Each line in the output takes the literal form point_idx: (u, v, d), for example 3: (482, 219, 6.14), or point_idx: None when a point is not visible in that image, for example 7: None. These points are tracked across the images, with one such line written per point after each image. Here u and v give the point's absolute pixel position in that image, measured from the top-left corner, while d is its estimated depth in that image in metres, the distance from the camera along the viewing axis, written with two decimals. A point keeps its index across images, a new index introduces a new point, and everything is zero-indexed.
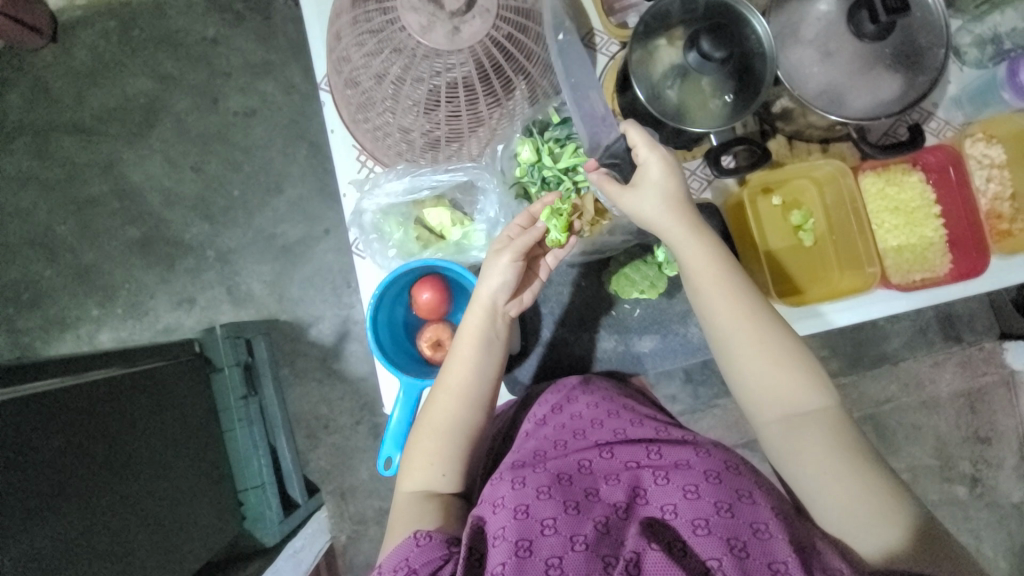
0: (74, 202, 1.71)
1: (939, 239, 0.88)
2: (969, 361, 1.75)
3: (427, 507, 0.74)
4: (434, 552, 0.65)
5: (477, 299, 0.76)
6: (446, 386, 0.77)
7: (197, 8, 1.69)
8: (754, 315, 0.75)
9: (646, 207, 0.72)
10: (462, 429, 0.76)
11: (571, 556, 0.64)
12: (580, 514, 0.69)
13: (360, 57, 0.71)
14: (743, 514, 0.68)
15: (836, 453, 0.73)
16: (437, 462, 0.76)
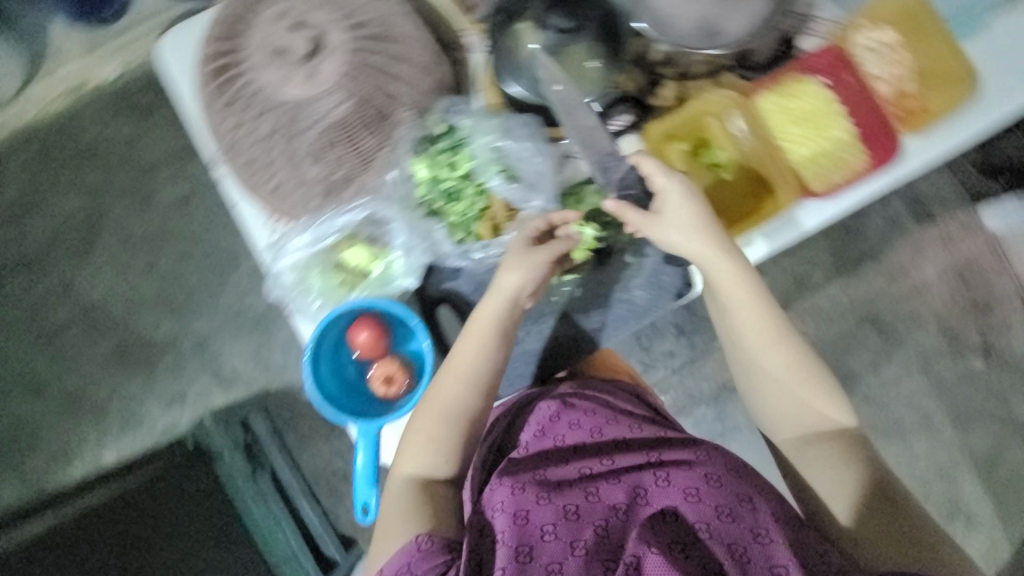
0: (46, 331, 1.70)
1: (850, 137, 0.83)
2: (948, 238, 1.57)
3: (429, 500, 0.72)
4: (435, 558, 0.65)
5: (500, 284, 0.72)
6: (455, 374, 0.73)
7: (105, 113, 1.67)
8: (781, 334, 0.79)
9: (681, 239, 0.74)
10: (474, 423, 0.74)
11: (571, 562, 0.64)
12: (581, 519, 0.68)
13: (237, 128, 0.71)
14: (743, 518, 0.68)
15: (859, 487, 0.76)
16: (438, 449, 0.73)
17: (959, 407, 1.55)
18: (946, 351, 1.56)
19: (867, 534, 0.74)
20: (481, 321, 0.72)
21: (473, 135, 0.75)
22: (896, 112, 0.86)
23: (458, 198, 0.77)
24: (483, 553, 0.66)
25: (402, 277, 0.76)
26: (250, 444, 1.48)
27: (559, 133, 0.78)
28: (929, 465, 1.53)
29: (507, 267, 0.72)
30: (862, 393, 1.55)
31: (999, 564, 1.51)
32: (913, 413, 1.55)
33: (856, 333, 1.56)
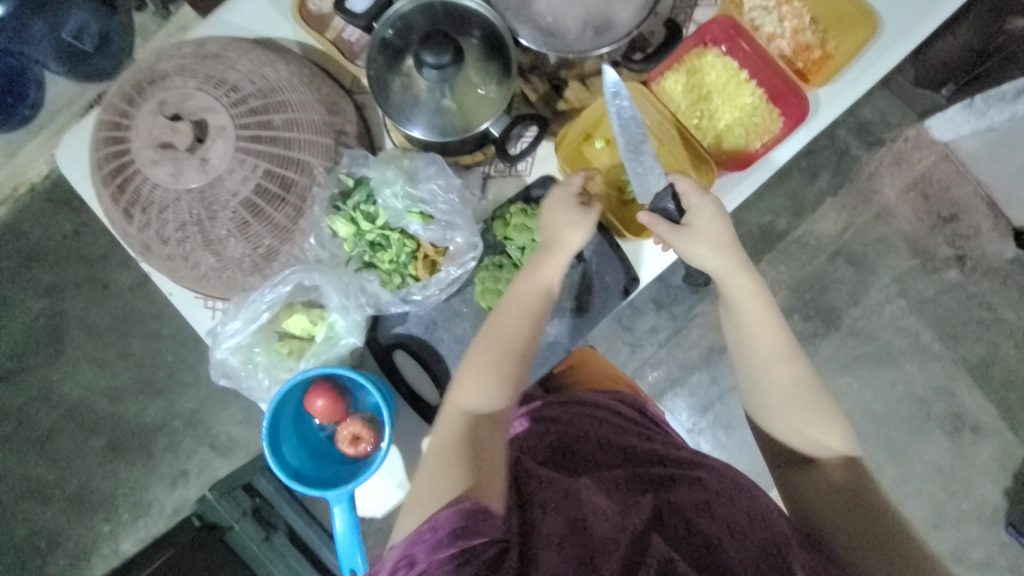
0: (32, 440, 1.59)
1: (760, 100, 0.86)
2: (901, 158, 1.57)
3: (474, 446, 0.64)
4: (481, 509, 0.56)
5: (555, 229, 0.73)
6: (517, 313, 0.72)
7: (42, 210, 1.59)
8: (789, 357, 0.76)
9: (705, 251, 0.75)
10: (520, 369, 0.71)
11: (603, 556, 0.57)
12: (607, 514, 0.62)
13: (151, 226, 0.71)
14: (757, 534, 0.64)
15: (853, 501, 0.69)
16: (491, 393, 0.69)
17: (946, 320, 1.56)
18: (921, 269, 1.56)
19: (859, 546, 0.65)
20: (541, 267, 0.73)
21: (380, 184, 0.74)
22: (801, 66, 0.90)
23: (384, 245, 0.76)
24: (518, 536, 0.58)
25: (346, 336, 0.76)
26: (259, 509, 1.42)
27: (466, 160, 0.83)
28: (925, 382, 1.55)
29: (558, 216, 0.74)
30: (847, 328, 1.56)
31: (1015, 468, 1.52)
32: (901, 336, 1.56)
33: (829, 270, 1.57)
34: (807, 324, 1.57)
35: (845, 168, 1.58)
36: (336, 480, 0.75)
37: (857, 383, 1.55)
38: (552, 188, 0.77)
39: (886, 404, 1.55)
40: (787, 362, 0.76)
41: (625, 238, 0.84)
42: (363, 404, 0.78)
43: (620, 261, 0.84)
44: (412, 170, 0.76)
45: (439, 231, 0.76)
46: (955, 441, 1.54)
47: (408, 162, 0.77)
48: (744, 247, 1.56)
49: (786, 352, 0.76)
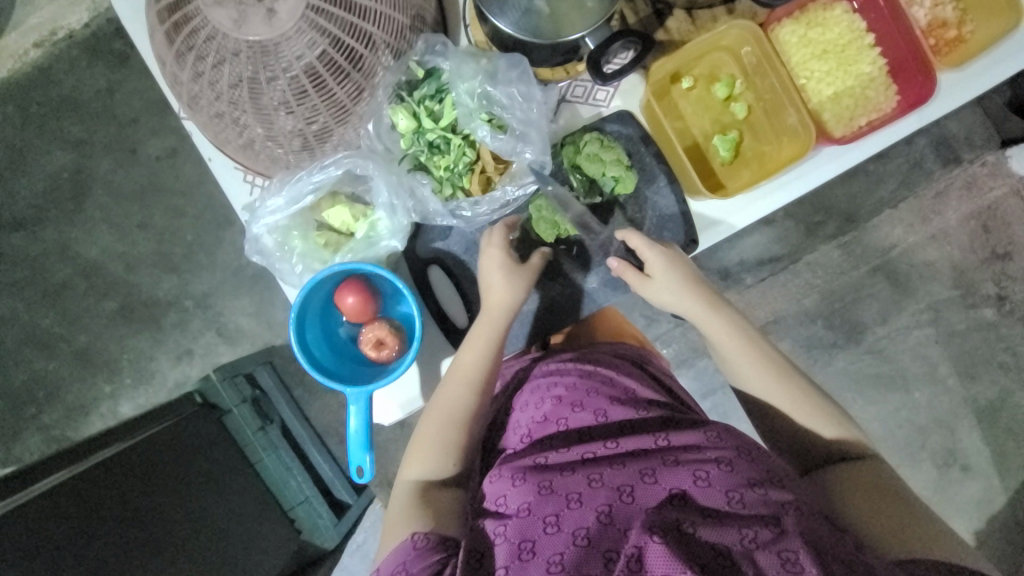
0: (44, 291, 1.58)
1: (878, 71, 0.83)
2: (974, 182, 1.42)
3: (429, 500, 0.68)
4: (429, 556, 0.58)
5: (489, 298, 0.75)
6: (456, 377, 0.74)
7: (79, 60, 1.52)
8: (773, 370, 0.75)
9: (669, 297, 0.77)
10: (467, 428, 0.72)
11: (573, 551, 0.53)
12: (584, 505, 0.57)
13: (205, 76, 0.66)
14: (753, 502, 0.57)
15: (876, 497, 0.67)
16: (436, 446, 0.71)
17: (966, 358, 1.45)
18: (959, 301, 1.44)
19: (878, 528, 0.64)
20: (478, 332, 0.75)
21: (455, 78, 0.73)
22: (933, 42, 0.83)
23: (443, 150, 0.75)
24: (485, 547, 0.58)
25: (388, 238, 0.76)
26: (258, 399, 1.46)
27: (545, 75, 0.79)
28: (928, 413, 1.45)
29: (493, 284, 0.75)
30: (867, 344, 1.45)
31: (993, 513, 1.44)
32: (919, 364, 1.45)
33: (866, 283, 1.43)
34: (828, 333, 1.44)
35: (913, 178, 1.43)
36: (354, 378, 0.76)
37: (860, 400, 1.45)
38: (482, 254, 0.77)
39: (885, 427, 1.46)
40: (774, 373, 0.75)
41: (696, 195, 0.81)
42: (395, 312, 0.78)
43: (684, 218, 0.81)
44: (493, 69, 0.74)
45: (504, 144, 0.74)
46: (942, 477, 1.45)
47: (488, 62, 0.74)
48: (798, 239, 1.43)
49: (776, 366, 0.75)
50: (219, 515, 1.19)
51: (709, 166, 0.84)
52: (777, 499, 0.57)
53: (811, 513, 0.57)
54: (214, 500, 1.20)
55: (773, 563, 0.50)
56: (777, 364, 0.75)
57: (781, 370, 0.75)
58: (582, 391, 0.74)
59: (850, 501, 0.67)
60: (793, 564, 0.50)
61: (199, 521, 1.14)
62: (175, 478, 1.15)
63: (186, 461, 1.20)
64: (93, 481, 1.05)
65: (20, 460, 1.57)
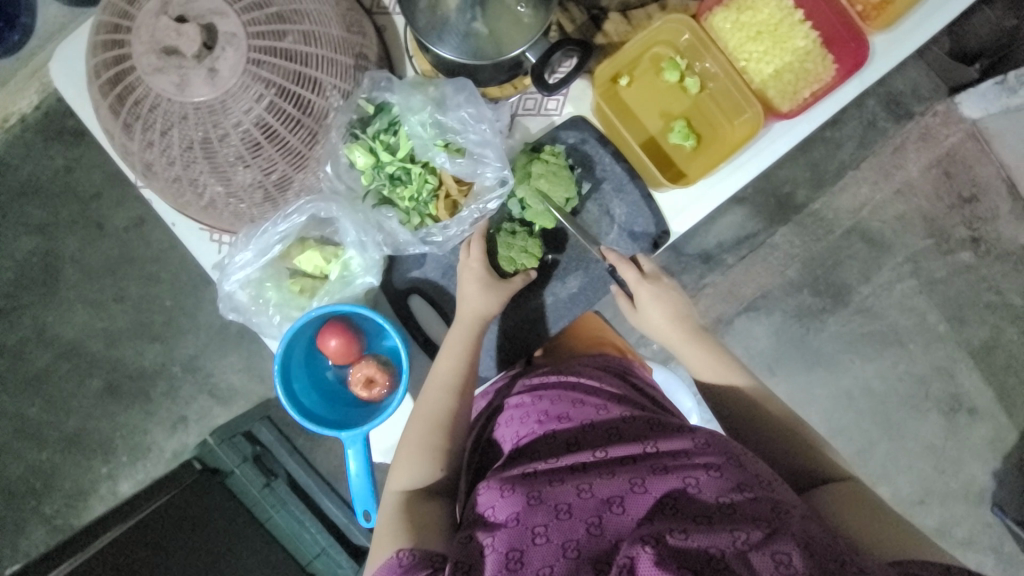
0: (27, 379, 1.54)
1: (813, 44, 0.85)
2: (928, 133, 1.46)
3: (412, 516, 0.65)
4: (413, 572, 0.56)
5: (463, 307, 0.76)
6: (435, 384, 0.74)
7: (34, 144, 1.51)
8: (731, 365, 0.80)
9: (655, 323, 0.82)
10: (448, 436, 0.71)
11: (563, 564, 0.53)
12: (574, 516, 0.56)
13: (156, 143, 0.66)
14: (744, 508, 0.55)
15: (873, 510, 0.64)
16: (418, 459, 0.70)
17: (953, 302, 1.47)
18: (935, 249, 1.47)
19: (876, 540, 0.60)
20: (453, 339, 0.75)
21: (405, 111, 0.73)
22: (862, 8, 0.85)
23: (405, 180, 0.75)
24: (474, 559, 0.55)
25: (362, 275, 0.76)
26: (260, 455, 1.42)
27: (495, 93, 0.80)
28: (925, 362, 1.47)
29: (468, 295, 0.76)
30: (855, 305, 1.47)
31: (1007, 451, 1.45)
32: (908, 316, 1.47)
33: (843, 247, 1.46)
34: (815, 300, 1.46)
35: (871, 137, 1.46)
36: (348, 422, 0.74)
37: (858, 359, 1.47)
38: (460, 258, 0.77)
39: (887, 382, 1.47)
40: (730, 369, 0.79)
41: (660, 186, 0.81)
42: (375, 349, 0.78)
43: (651, 209, 0.82)
44: (441, 95, 0.74)
45: (463, 166, 0.75)
46: (950, 422, 1.46)
47: (435, 90, 0.75)
48: (770, 213, 1.46)
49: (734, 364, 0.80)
50: (239, 571, 1.16)
51: (665, 155, 0.86)
52: (766, 500, 0.56)
53: (800, 513, 0.55)
54: (232, 559, 1.17)
55: (768, 565, 0.48)
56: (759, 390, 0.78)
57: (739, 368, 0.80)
58: (564, 400, 0.73)
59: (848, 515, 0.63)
60: (787, 567, 0.48)
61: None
62: (187, 549, 1.13)
63: (195, 530, 1.18)
64: (103, 567, 1.02)
65: (24, 557, 1.51)
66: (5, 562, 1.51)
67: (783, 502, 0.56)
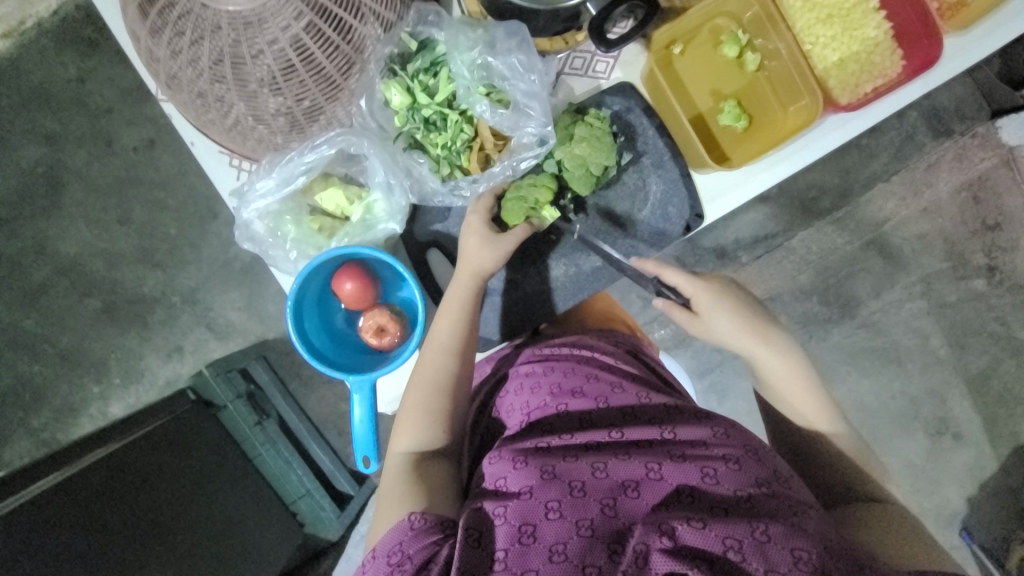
0: (25, 291, 1.53)
1: (883, 35, 0.81)
2: (965, 154, 1.42)
3: (419, 478, 0.65)
4: (426, 537, 0.56)
5: (462, 261, 0.72)
6: (435, 345, 0.72)
7: (47, 50, 1.45)
8: (791, 368, 0.78)
9: (719, 328, 0.80)
10: (449, 400, 0.70)
11: (576, 542, 0.53)
12: (587, 496, 0.56)
13: (184, 53, 0.63)
14: (761, 502, 0.55)
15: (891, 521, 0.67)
16: (422, 421, 0.70)
17: (958, 328, 1.47)
18: (950, 273, 1.45)
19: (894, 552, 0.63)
20: (450, 297, 0.72)
21: (451, 50, 0.70)
22: (938, 6, 0.81)
23: (439, 126, 0.72)
24: (485, 526, 0.56)
25: (385, 221, 0.73)
26: (253, 394, 1.43)
27: (543, 46, 0.76)
28: (920, 383, 1.47)
29: (472, 248, 0.72)
30: (861, 318, 1.46)
31: (984, 480, 1.47)
32: (912, 336, 1.46)
33: (860, 258, 1.44)
34: (822, 309, 1.45)
35: (907, 150, 1.42)
36: (356, 368, 0.74)
37: (855, 373, 1.47)
38: (465, 219, 0.74)
39: (879, 398, 1.47)
40: (798, 380, 0.78)
41: (701, 168, 0.79)
42: (389, 298, 0.77)
43: (689, 191, 0.79)
44: (490, 39, 0.70)
45: (502, 119, 0.72)
46: (934, 445, 1.48)
47: (485, 32, 0.70)
48: (793, 215, 1.42)
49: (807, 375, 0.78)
50: (220, 507, 1.18)
51: (712, 135, 0.82)
52: (784, 498, 0.57)
53: (811, 512, 0.56)
54: (215, 495, 1.18)
55: (784, 560, 0.50)
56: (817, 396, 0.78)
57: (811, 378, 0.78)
58: (577, 377, 0.72)
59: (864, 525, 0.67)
60: (804, 564, 0.49)
61: (204, 522, 1.13)
62: (173, 480, 1.13)
63: (181, 458, 1.17)
64: (88, 492, 1.01)
65: (9, 464, 1.52)
66: None
67: (799, 501, 0.57)
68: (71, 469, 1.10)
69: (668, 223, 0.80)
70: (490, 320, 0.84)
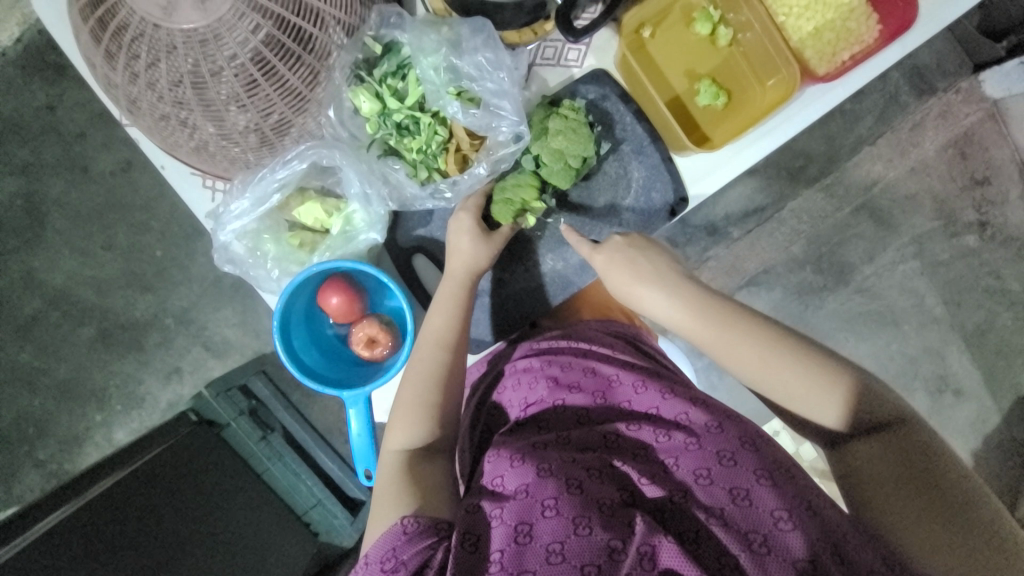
0: (16, 325, 1.51)
1: (857, 1, 0.80)
2: (950, 110, 1.40)
3: (416, 479, 0.64)
4: (422, 540, 0.55)
5: (452, 261, 0.72)
6: (427, 344, 0.71)
7: (11, 78, 1.41)
8: (726, 330, 0.69)
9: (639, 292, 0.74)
10: (444, 399, 0.70)
11: (574, 541, 0.52)
12: (584, 494, 0.56)
13: (141, 76, 0.61)
14: (763, 499, 0.56)
15: (908, 481, 0.64)
16: (416, 421, 0.69)
17: (952, 286, 1.47)
18: (941, 232, 1.45)
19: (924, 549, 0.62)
20: (443, 295, 0.72)
21: (417, 53, 0.68)
22: None
23: (412, 131, 0.71)
24: (482, 531, 0.55)
25: (366, 231, 0.72)
26: (255, 408, 1.43)
27: (512, 38, 0.74)
28: (919, 343, 1.48)
29: (460, 247, 0.72)
30: (856, 284, 1.46)
31: (987, 432, 1.49)
32: (907, 298, 1.47)
33: (851, 224, 1.43)
34: (817, 278, 1.44)
35: (891, 111, 1.40)
36: (351, 380, 0.73)
37: (854, 339, 1.47)
38: (453, 217, 0.74)
39: (879, 362, 1.48)
40: (774, 362, 0.67)
41: (682, 150, 0.78)
42: (377, 306, 0.76)
43: (671, 173, 0.78)
44: (456, 38, 0.69)
45: (476, 118, 0.70)
46: (935, 402, 1.49)
47: (450, 30, 0.69)
48: (781, 186, 1.41)
49: (783, 346, 0.68)
50: (229, 514, 1.19)
51: (691, 117, 0.81)
52: (793, 494, 0.57)
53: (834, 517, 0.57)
54: (225, 516, 1.18)
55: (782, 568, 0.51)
56: (772, 352, 0.68)
57: (783, 349, 0.67)
58: (572, 371, 0.72)
59: (879, 505, 0.65)
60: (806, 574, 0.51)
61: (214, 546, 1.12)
62: (177, 508, 1.12)
63: (184, 483, 1.17)
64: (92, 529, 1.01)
65: (21, 499, 1.52)
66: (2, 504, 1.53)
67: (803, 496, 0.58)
68: (81, 497, 1.13)
69: (652, 208, 0.79)
70: (483, 321, 0.83)
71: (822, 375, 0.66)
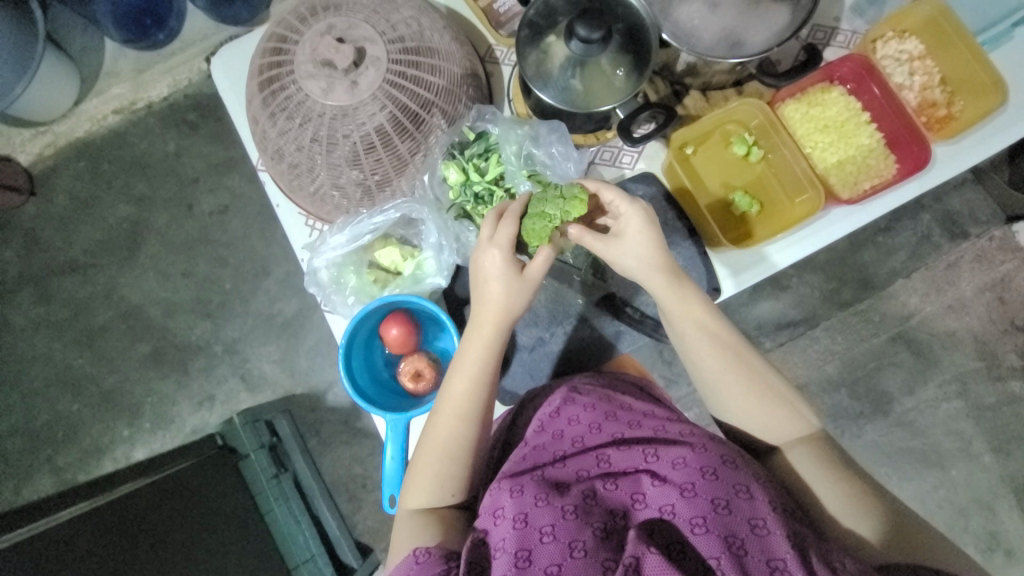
0: (83, 332, 1.65)
1: (877, 143, 0.93)
2: (984, 256, 1.45)
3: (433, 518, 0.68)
4: (433, 567, 0.57)
5: (484, 310, 0.70)
6: (457, 406, 0.70)
7: (152, 127, 1.68)
8: (699, 325, 0.74)
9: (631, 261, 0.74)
10: (467, 462, 0.70)
11: (571, 564, 0.55)
12: (579, 518, 0.59)
13: (288, 134, 0.78)
14: (741, 508, 0.58)
15: (843, 476, 0.69)
16: (438, 483, 0.69)
17: (999, 432, 1.41)
18: (983, 374, 1.43)
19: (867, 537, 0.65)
20: (469, 354, 0.70)
21: (502, 141, 0.84)
22: (926, 119, 0.94)
23: (487, 201, 0.84)
24: (487, 562, 0.58)
25: (433, 276, 0.83)
26: (274, 445, 1.46)
27: (579, 140, 0.90)
28: (965, 491, 1.39)
29: (492, 293, 0.70)
30: (896, 416, 1.42)
31: None
32: (951, 439, 1.40)
33: (887, 352, 1.43)
34: (853, 403, 1.42)
35: (926, 249, 1.46)
36: (394, 409, 0.80)
37: (894, 476, 1.40)
38: (477, 262, 0.72)
39: (923, 507, 1.39)
40: (737, 363, 0.73)
41: (718, 247, 0.90)
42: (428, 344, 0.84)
43: (706, 267, 0.89)
44: (535, 133, 0.84)
45: None
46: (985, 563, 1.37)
47: (531, 127, 0.85)
48: (813, 305, 1.45)
49: (743, 360, 0.74)
50: (219, 548, 1.15)
51: (727, 219, 0.92)
52: (770, 499, 0.59)
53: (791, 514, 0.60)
54: (213, 561, 1.12)
55: (761, 569, 0.54)
56: (730, 348, 0.74)
57: (750, 364, 0.73)
58: (569, 409, 0.73)
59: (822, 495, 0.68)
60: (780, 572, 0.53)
61: None
62: (177, 530, 1.09)
63: (189, 514, 1.13)
64: (90, 544, 0.95)
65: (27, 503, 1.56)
66: (9, 503, 1.56)
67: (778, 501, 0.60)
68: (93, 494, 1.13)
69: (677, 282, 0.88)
70: (517, 375, 0.93)
71: (769, 374, 0.74)
